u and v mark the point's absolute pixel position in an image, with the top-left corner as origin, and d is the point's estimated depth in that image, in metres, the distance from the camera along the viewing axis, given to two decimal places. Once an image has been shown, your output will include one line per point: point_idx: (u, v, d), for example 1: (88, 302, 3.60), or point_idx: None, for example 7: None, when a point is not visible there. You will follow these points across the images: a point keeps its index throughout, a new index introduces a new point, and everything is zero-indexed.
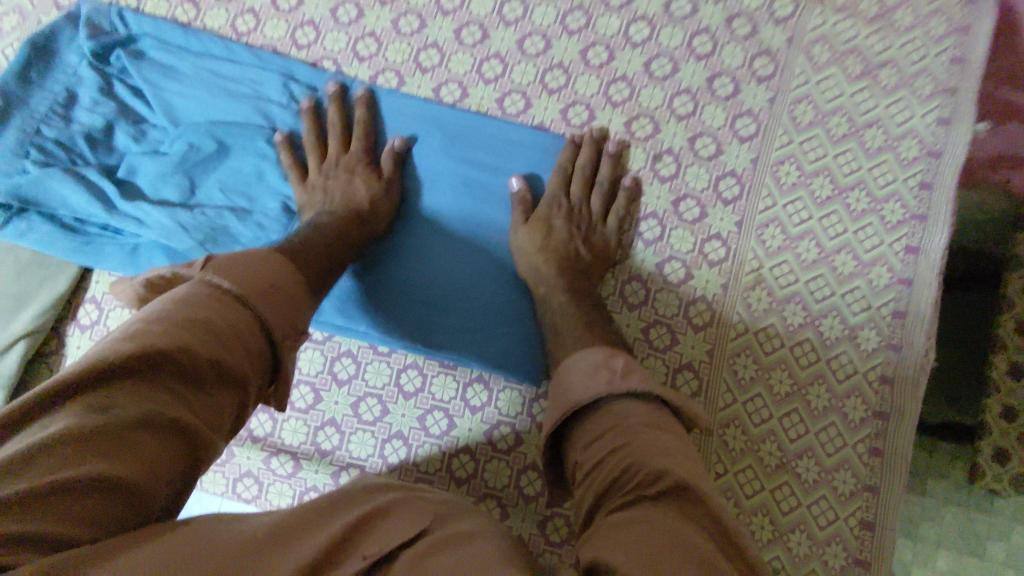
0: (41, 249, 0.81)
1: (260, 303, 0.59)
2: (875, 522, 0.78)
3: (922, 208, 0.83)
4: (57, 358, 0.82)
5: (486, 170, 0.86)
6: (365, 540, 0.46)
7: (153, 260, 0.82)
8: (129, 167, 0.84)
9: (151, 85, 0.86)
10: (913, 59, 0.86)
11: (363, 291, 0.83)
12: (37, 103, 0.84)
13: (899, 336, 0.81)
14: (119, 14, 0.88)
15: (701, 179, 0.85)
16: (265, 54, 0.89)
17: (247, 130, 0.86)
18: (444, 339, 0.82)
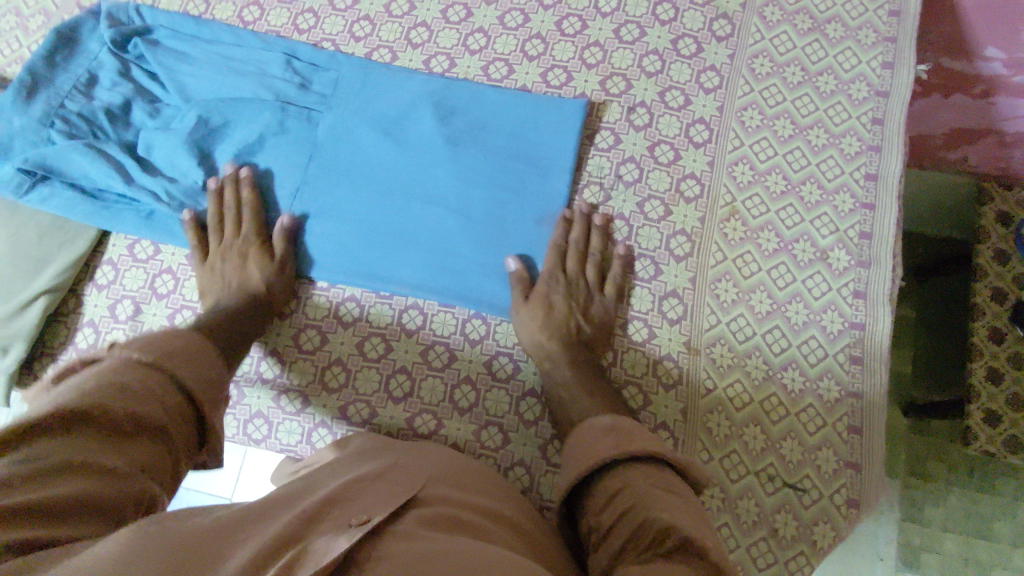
0: (62, 215, 0.87)
1: (173, 367, 0.62)
2: (861, 426, 0.80)
3: (877, 139, 0.90)
4: (73, 315, 0.88)
5: (480, 128, 0.90)
6: (343, 510, 0.49)
7: (166, 221, 0.88)
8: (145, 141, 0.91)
9: (166, 67, 0.94)
10: (855, 15, 0.95)
11: (365, 244, 0.87)
12: (61, 84, 0.91)
13: (867, 254, 0.86)
14: (136, 9, 0.97)
15: (672, 127, 0.91)
16: (270, 38, 0.96)
17: (252, 102, 0.92)
18: (444, 283, 0.85)
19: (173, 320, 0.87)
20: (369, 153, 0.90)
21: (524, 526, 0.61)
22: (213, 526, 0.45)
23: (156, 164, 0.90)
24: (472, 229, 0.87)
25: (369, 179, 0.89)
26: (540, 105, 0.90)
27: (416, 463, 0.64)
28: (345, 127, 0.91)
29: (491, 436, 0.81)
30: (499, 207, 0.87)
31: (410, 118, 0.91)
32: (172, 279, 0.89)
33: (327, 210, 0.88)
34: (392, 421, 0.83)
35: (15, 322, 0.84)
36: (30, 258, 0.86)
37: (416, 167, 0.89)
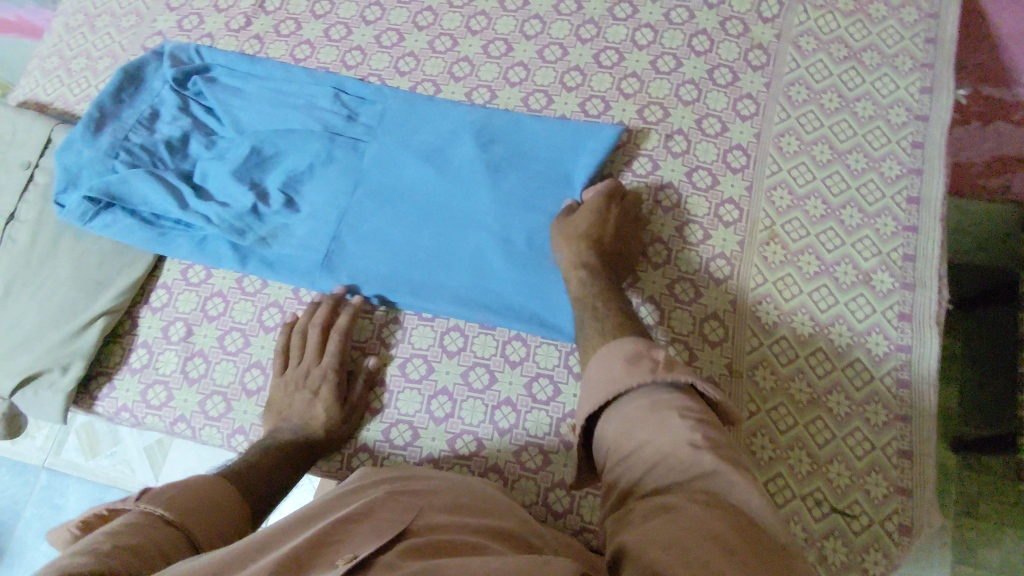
0: (122, 240, 0.91)
1: (187, 521, 0.63)
2: (912, 450, 0.78)
3: (917, 163, 0.90)
4: (128, 336, 0.92)
5: (520, 156, 0.92)
6: (336, 555, 0.51)
7: (219, 247, 0.91)
8: (201, 171, 0.95)
9: (222, 102, 0.99)
10: (891, 42, 0.96)
11: (407, 268, 0.89)
12: (126, 119, 0.97)
13: (912, 276, 0.85)
14: (196, 49, 1.03)
15: (710, 153, 0.92)
16: (320, 73, 1.01)
17: (303, 134, 0.96)
18: (484, 306, 0.86)
19: (223, 342, 0.90)
20: (413, 181, 0.93)
21: (526, 536, 0.62)
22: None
23: (210, 193, 0.94)
24: (511, 252, 0.88)
25: (413, 205, 0.92)
26: (579, 133, 0.92)
27: (420, 486, 0.65)
28: (389, 156, 0.95)
29: (532, 458, 0.82)
30: (538, 230, 0.89)
31: (452, 147, 0.94)
32: (222, 302, 0.92)
33: (371, 235, 0.91)
34: (433, 442, 0.84)
35: (74, 342, 0.87)
36: (91, 281, 0.90)
37: (457, 194, 0.92)
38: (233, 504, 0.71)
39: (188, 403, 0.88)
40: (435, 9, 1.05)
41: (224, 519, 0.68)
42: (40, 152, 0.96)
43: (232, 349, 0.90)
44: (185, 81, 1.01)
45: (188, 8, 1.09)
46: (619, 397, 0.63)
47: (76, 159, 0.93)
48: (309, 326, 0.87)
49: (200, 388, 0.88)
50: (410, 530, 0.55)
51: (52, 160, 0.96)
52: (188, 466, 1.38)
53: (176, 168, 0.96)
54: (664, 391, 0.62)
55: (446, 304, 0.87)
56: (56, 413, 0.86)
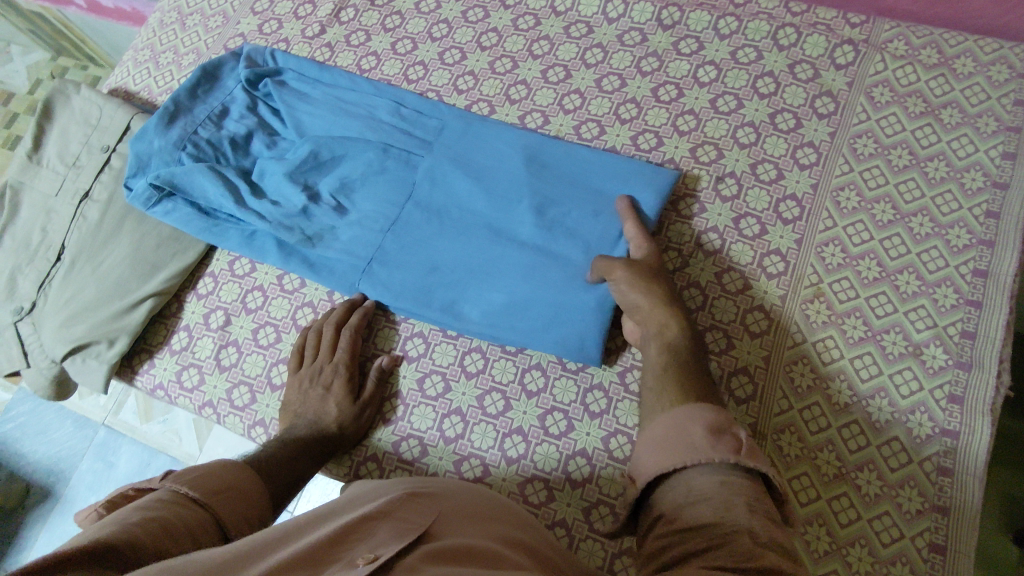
0: (179, 227, 0.96)
1: (215, 504, 0.64)
2: (947, 546, 0.71)
3: (990, 234, 0.83)
4: (173, 319, 0.97)
5: (568, 185, 0.91)
6: (350, 553, 0.50)
7: (265, 243, 0.95)
8: (259, 169, 0.99)
9: (286, 104, 1.02)
10: (976, 101, 0.89)
11: (437, 284, 0.90)
12: (198, 114, 1.02)
13: (969, 356, 0.78)
14: (271, 53, 1.08)
15: (761, 200, 0.89)
16: (383, 86, 1.03)
17: (358, 142, 0.98)
18: (506, 331, 0.86)
19: (256, 335, 0.94)
20: (459, 199, 0.93)
21: (543, 549, 0.62)
22: (221, 561, 0.47)
23: (264, 191, 0.98)
24: (547, 279, 0.87)
25: (452, 222, 0.92)
26: (630, 169, 0.90)
27: (445, 489, 0.65)
28: (440, 172, 0.95)
29: (536, 491, 0.80)
30: (575, 261, 0.87)
31: (500, 169, 0.94)
32: (261, 296, 0.96)
33: (408, 247, 0.92)
34: (441, 461, 0.84)
35: (124, 317, 0.93)
36: (147, 261, 0.96)
37: (500, 216, 0.92)
38: (258, 496, 0.71)
39: (217, 389, 0.92)
40: (500, 31, 1.06)
41: (250, 510, 0.69)
42: (119, 138, 1.03)
43: (264, 342, 0.93)
44: (257, 81, 1.06)
45: (270, 14, 1.15)
46: (686, 467, 0.62)
47: (148, 147, 0.98)
48: (324, 325, 0.90)
49: (230, 376, 0.92)
50: (433, 534, 0.54)
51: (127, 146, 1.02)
52: (228, 444, 1.44)
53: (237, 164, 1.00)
54: (736, 475, 0.60)
55: (476, 325, 0.87)
56: (100, 381, 0.92)
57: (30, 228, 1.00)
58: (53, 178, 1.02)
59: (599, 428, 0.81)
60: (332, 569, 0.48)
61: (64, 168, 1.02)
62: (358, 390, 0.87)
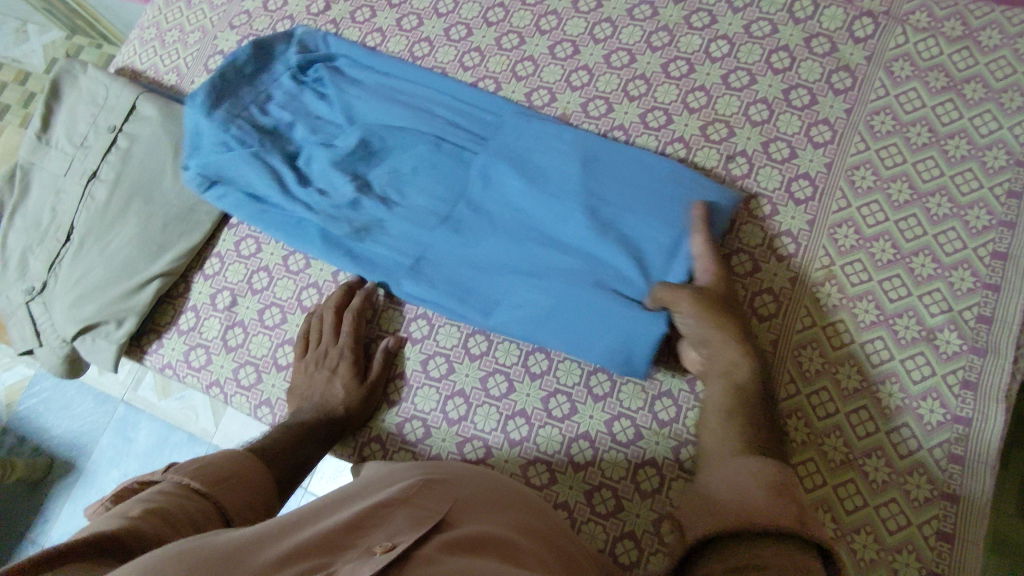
0: (230, 212, 0.95)
1: (220, 492, 0.63)
2: (955, 534, 0.70)
3: (1011, 215, 0.80)
4: (181, 299, 0.98)
5: (626, 185, 0.84)
6: (368, 540, 0.48)
7: (307, 231, 0.92)
8: (307, 156, 0.96)
9: (336, 90, 1.00)
10: (1002, 75, 0.85)
11: (482, 281, 0.85)
12: (247, 97, 1.00)
13: (985, 341, 0.76)
14: (325, 39, 1.06)
15: (772, 180, 0.86)
16: (437, 76, 0.99)
17: (412, 133, 0.95)
18: (553, 333, 0.80)
19: (262, 315, 0.94)
20: (512, 193, 0.88)
21: (558, 539, 0.60)
22: (231, 547, 0.45)
23: (310, 179, 0.95)
24: (595, 284, 0.80)
25: (501, 216, 0.88)
26: (694, 174, 0.84)
27: (458, 475, 0.63)
28: (493, 168, 0.90)
29: (538, 473, 0.80)
30: (629, 268, 0.80)
31: (553, 164, 0.88)
32: (267, 277, 0.96)
33: (455, 239, 0.88)
34: (444, 442, 0.84)
35: (132, 297, 0.94)
36: (153, 242, 0.96)
37: (550, 212, 0.86)
38: (265, 479, 0.70)
39: (224, 368, 0.93)
40: (507, 6, 1.04)
41: (258, 492, 0.68)
42: (125, 117, 1.02)
43: (270, 323, 0.94)
44: (307, 67, 1.04)
45: None
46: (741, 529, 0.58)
47: (198, 132, 0.97)
48: (325, 309, 0.90)
49: (236, 356, 0.93)
50: (449, 521, 0.52)
51: (134, 126, 1.01)
52: (243, 420, 1.46)
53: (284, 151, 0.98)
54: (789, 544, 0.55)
55: (524, 327, 0.81)
56: (110, 361, 0.94)
57: (41, 209, 1.01)
58: (61, 158, 1.02)
59: (602, 411, 0.81)
60: (349, 555, 0.46)
61: (72, 149, 1.02)
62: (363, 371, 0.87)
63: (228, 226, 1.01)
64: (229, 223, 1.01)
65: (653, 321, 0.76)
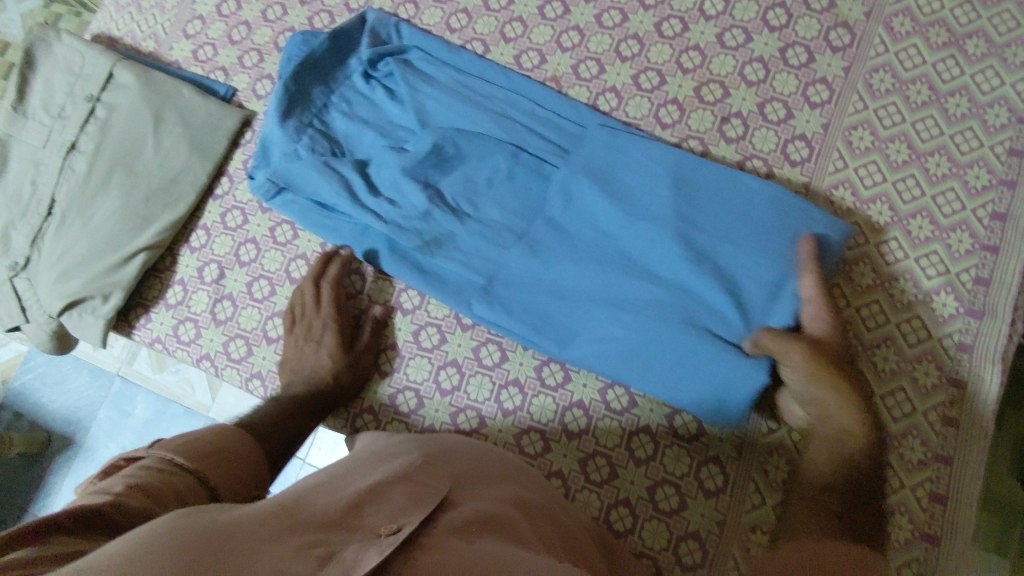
0: (295, 220, 0.90)
1: (207, 468, 0.61)
2: (947, 496, 0.70)
3: (1011, 174, 0.78)
4: (167, 272, 0.97)
5: (726, 213, 0.75)
6: (374, 518, 0.45)
7: (374, 245, 0.86)
8: (377, 162, 0.88)
9: (408, 87, 0.91)
10: (1006, 29, 0.82)
11: (561, 310, 0.78)
12: (317, 96, 0.93)
13: (982, 304, 0.75)
14: (397, 28, 0.97)
15: (768, 141, 0.84)
16: (519, 79, 0.90)
17: (489, 141, 0.86)
18: (639, 371, 0.74)
19: (251, 288, 0.93)
20: (597, 214, 0.80)
21: (555, 513, 0.59)
22: (231, 522, 0.42)
23: (380, 188, 0.87)
24: (687, 323, 0.73)
25: (585, 236, 0.80)
26: (803, 204, 0.74)
27: (453, 452, 0.62)
28: (574, 185, 0.81)
29: (532, 442, 0.80)
30: (727, 309, 0.72)
31: (643, 184, 0.79)
32: (254, 249, 0.94)
33: (534, 259, 0.80)
34: (437, 413, 0.84)
35: (118, 272, 0.93)
36: (137, 215, 0.94)
37: (639, 237, 0.77)
38: (253, 453, 0.69)
39: (214, 342, 0.92)
40: None
41: (246, 466, 0.66)
42: (101, 86, 0.99)
43: (258, 295, 0.92)
44: (377, 61, 0.95)
45: None
46: None
47: (267, 134, 0.91)
48: (305, 282, 0.88)
49: (226, 329, 0.92)
50: (452, 500, 0.51)
51: (113, 96, 0.98)
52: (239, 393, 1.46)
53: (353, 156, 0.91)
54: None
55: (607, 362, 0.75)
56: (98, 336, 0.93)
57: (18, 181, 0.97)
58: (39, 130, 0.98)
59: (595, 379, 0.80)
60: (356, 530, 0.44)
61: (49, 120, 0.98)
62: (353, 340, 0.86)
63: (212, 197, 0.99)
64: (214, 194, 0.99)
65: (756, 372, 0.69)
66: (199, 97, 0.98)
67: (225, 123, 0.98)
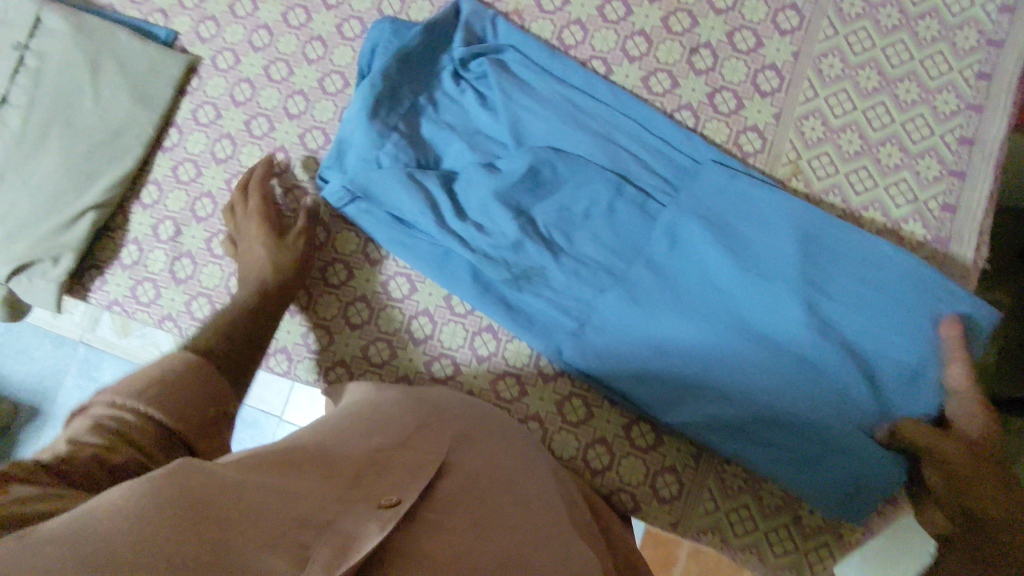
0: (369, 232, 0.82)
1: (157, 397, 0.53)
2: None
3: (980, 98, 0.77)
4: (120, 232, 0.93)
5: (856, 277, 0.67)
6: (382, 482, 0.43)
7: (455, 275, 0.78)
8: (465, 178, 0.80)
9: (505, 95, 0.82)
10: None
11: (661, 360, 0.71)
12: (404, 95, 0.83)
13: (948, 230, 0.75)
14: (493, 23, 0.87)
15: (737, 72, 0.82)
16: (624, 95, 0.80)
17: (592, 166, 0.77)
18: (745, 433, 0.68)
19: (209, 244, 0.89)
20: (706, 260, 0.71)
21: (538, 464, 0.60)
22: (229, 480, 0.38)
23: (467, 211, 0.79)
24: (813, 397, 0.65)
25: (692, 279, 0.72)
26: (945, 280, 0.65)
27: (439, 406, 0.60)
28: (684, 225, 0.73)
29: (508, 387, 0.80)
30: (859, 387, 0.65)
31: (764, 231, 0.70)
32: (210, 203, 0.90)
33: (633, 300, 0.72)
34: (411, 362, 0.83)
35: (66, 232, 0.88)
36: (82, 172, 0.89)
37: (753, 288, 0.69)
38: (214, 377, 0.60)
39: (175, 302, 0.89)
40: None
41: (208, 389, 0.58)
42: (29, 33, 0.91)
43: (218, 252, 0.88)
44: (470, 60, 0.86)
45: None
46: None
47: (349, 131, 0.82)
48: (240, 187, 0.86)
49: (187, 288, 0.89)
50: (452, 463, 0.49)
51: (43, 43, 0.91)
52: None
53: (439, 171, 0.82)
54: None
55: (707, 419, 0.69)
56: (52, 302, 0.89)
57: None
58: None
59: None
60: (364, 493, 0.41)
61: None
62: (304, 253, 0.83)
63: (161, 150, 0.94)
64: (163, 147, 0.94)
65: (889, 464, 0.64)
66: (137, 42, 0.92)
67: (168, 69, 0.92)
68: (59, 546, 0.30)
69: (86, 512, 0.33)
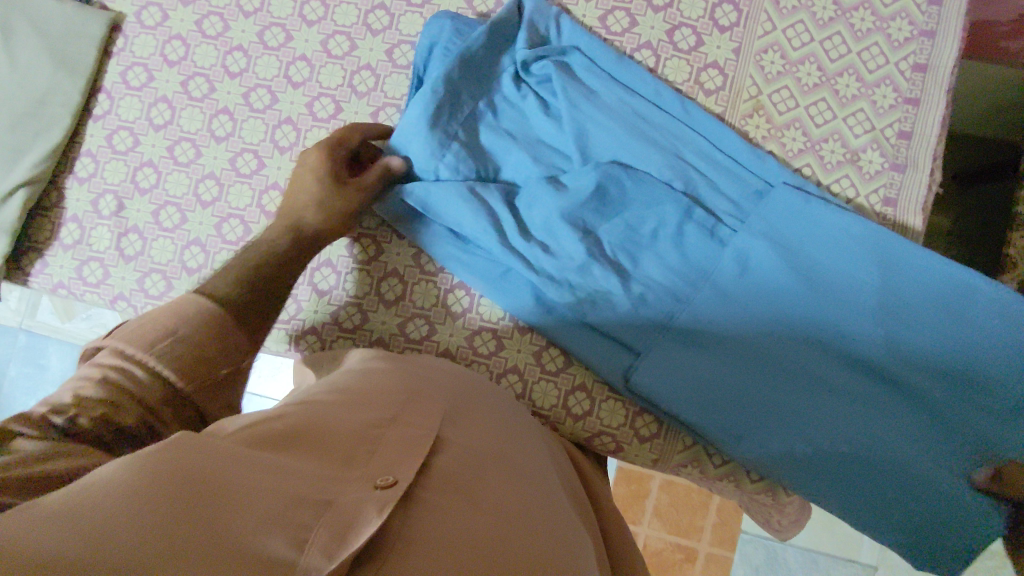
0: (427, 247, 0.79)
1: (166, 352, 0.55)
2: None
3: (931, 24, 0.78)
4: (56, 210, 0.86)
5: (937, 309, 0.65)
6: (381, 461, 0.42)
7: (517, 295, 0.76)
8: (528, 194, 0.76)
9: (571, 104, 0.77)
10: None
11: (737, 387, 0.69)
12: (465, 101, 0.78)
13: (904, 156, 0.77)
14: (557, 23, 0.81)
15: (696, 7, 0.81)
16: (694, 107, 0.77)
17: (660, 186, 0.74)
18: (825, 464, 0.67)
19: (157, 217, 0.84)
20: (781, 284, 0.69)
21: (521, 427, 0.60)
22: (221, 456, 0.37)
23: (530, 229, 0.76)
24: (892, 428, 0.65)
25: (761, 301, 0.69)
26: None
27: (426, 376, 0.60)
28: (753, 246, 0.70)
29: (485, 342, 0.79)
30: (940, 420, 0.64)
31: (841, 258, 0.68)
32: (153, 173, 0.85)
33: (700, 323, 0.70)
34: (383, 325, 0.81)
35: None
36: (7, 147, 0.82)
37: (828, 313, 0.67)
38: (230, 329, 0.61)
39: (126, 281, 0.84)
40: None
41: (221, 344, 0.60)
42: None
43: (168, 225, 0.84)
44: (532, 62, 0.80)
45: None
46: None
47: (406, 138, 0.77)
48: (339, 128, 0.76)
49: (138, 265, 0.84)
50: (446, 436, 0.49)
51: None
52: None
53: (502, 185, 0.78)
54: None
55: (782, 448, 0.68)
56: None
57: None
58: None
59: None
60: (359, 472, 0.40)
61: None
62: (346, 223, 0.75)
63: (92, 119, 0.87)
64: (94, 115, 0.87)
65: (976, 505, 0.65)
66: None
67: (89, 28, 0.85)
68: (50, 528, 0.29)
69: (74, 494, 0.32)
